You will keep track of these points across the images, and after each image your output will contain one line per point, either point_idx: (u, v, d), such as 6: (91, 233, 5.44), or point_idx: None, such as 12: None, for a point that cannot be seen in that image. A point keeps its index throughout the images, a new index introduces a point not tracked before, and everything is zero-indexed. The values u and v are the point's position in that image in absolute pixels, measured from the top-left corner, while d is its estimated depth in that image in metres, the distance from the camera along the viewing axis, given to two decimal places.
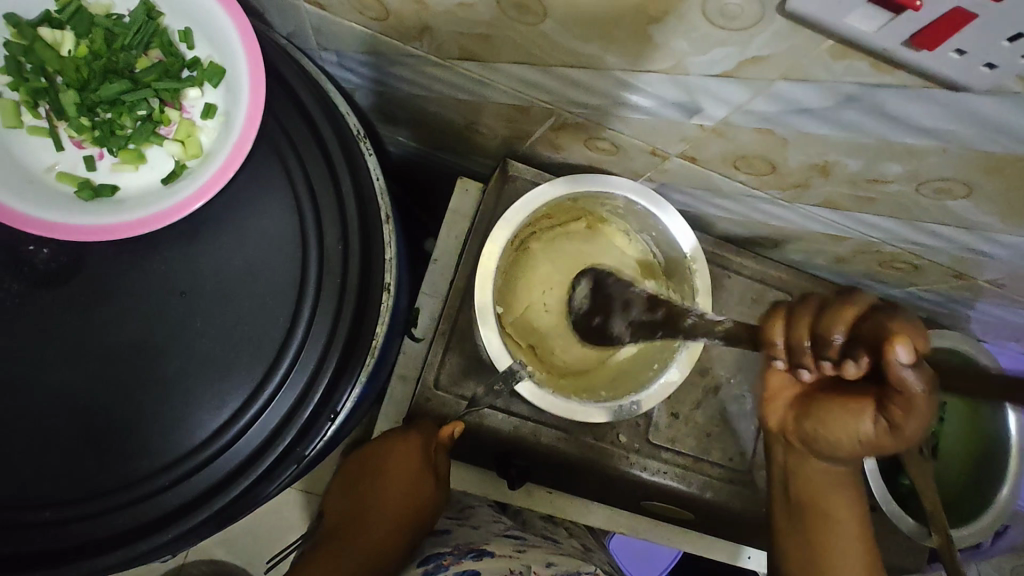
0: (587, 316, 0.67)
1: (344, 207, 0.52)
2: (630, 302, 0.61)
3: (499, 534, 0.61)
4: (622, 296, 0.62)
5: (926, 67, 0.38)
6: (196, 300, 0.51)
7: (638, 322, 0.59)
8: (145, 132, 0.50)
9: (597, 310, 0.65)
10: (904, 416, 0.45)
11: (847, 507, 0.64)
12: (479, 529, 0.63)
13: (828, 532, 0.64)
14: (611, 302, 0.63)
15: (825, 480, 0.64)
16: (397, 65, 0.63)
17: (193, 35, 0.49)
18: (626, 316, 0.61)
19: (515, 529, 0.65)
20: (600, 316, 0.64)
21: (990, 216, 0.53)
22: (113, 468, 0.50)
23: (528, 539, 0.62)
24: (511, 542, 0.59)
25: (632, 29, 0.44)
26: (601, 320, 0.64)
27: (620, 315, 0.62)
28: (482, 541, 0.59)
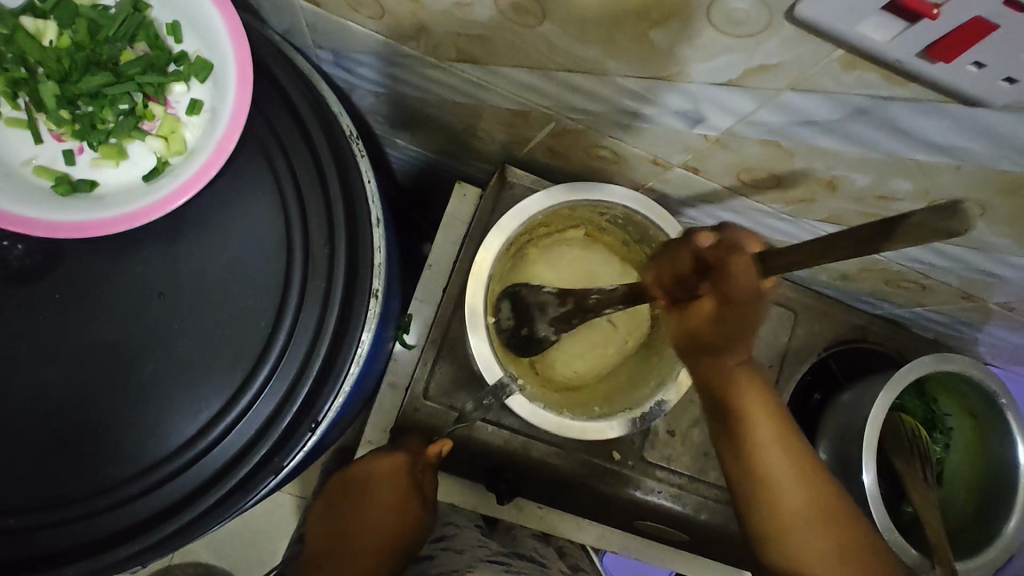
0: (517, 329, 0.66)
1: (332, 209, 0.50)
2: (546, 301, 0.65)
3: (484, 560, 0.57)
4: (541, 298, 0.65)
5: (941, 79, 0.36)
6: (176, 301, 0.50)
7: (569, 311, 0.63)
8: (127, 127, 0.48)
9: (522, 322, 0.66)
10: (742, 287, 0.38)
11: (777, 423, 0.46)
12: (464, 552, 0.59)
13: (754, 460, 0.46)
14: (529, 312, 0.65)
15: (746, 392, 0.45)
16: (394, 65, 0.62)
17: (181, 28, 0.48)
18: (552, 312, 0.65)
19: (500, 554, 0.61)
20: (526, 326, 0.66)
21: (1004, 237, 0.51)
22: (84, 474, 0.48)
23: (515, 566, 0.58)
24: (496, 568, 0.55)
25: (633, 33, 0.42)
26: (527, 331, 0.66)
27: (541, 318, 0.65)
28: (466, 565, 0.54)
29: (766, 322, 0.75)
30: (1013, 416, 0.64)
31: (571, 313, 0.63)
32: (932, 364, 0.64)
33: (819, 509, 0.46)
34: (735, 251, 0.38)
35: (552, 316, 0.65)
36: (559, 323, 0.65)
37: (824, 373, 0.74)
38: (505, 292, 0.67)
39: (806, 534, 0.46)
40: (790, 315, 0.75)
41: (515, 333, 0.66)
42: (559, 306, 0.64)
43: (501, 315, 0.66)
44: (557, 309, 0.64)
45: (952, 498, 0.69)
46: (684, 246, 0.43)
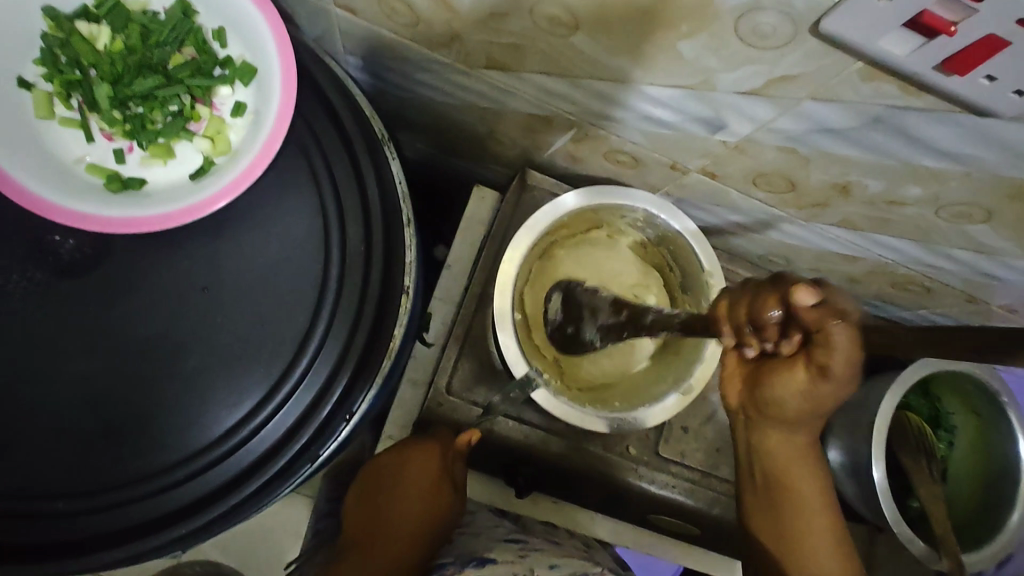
0: (562, 326, 0.66)
1: (369, 206, 0.52)
2: (595, 307, 0.62)
3: (500, 540, 0.61)
4: (589, 302, 0.63)
5: (953, 91, 0.38)
6: (218, 295, 0.52)
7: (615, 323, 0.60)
8: (176, 128, 0.50)
9: (569, 320, 0.65)
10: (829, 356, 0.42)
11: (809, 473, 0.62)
12: (481, 534, 0.63)
13: (786, 500, 0.63)
14: (579, 310, 0.64)
15: (788, 456, 0.61)
16: (423, 71, 0.64)
17: (226, 34, 0.50)
18: (594, 321, 0.62)
19: (516, 532, 0.64)
20: (572, 325, 0.65)
21: (1008, 241, 0.54)
22: (129, 460, 0.50)
23: (530, 542, 0.61)
24: (513, 547, 0.59)
25: (662, 44, 0.44)
26: (573, 330, 0.65)
27: (589, 323, 0.63)
28: (484, 548, 0.58)
29: None
30: (1014, 413, 0.67)
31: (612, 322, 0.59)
32: (936, 363, 0.66)
33: (839, 548, 0.63)
34: (831, 321, 0.37)
35: (598, 323, 0.62)
36: (606, 333, 0.61)
37: None
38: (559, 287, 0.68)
39: (814, 557, 0.62)
40: None
41: (563, 330, 0.67)
42: (607, 315, 0.60)
43: (552, 316, 0.68)
44: (608, 316, 0.60)
45: (956, 495, 0.71)
46: (768, 294, 0.37)
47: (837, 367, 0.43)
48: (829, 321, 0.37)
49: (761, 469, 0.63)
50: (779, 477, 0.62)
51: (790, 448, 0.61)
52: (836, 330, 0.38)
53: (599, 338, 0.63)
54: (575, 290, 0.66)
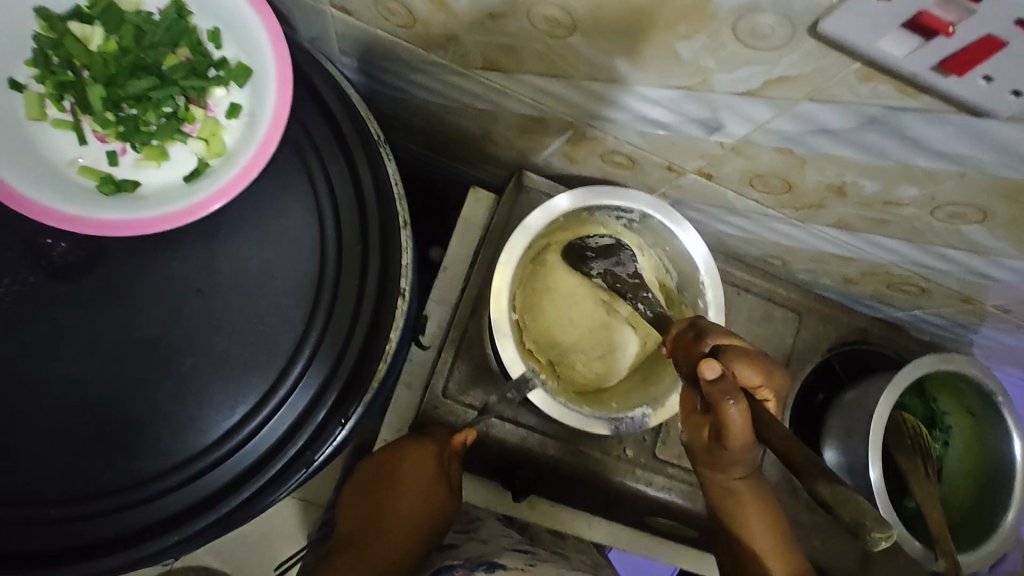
0: (584, 249, 0.70)
1: (365, 208, 0.52)
2: (623, 261, 0.71)
3: (509, 548, 0.60)
4: (624, 254, 0.71)
5: (950, 92, 0.38)
6: (213, 299, 0.51)
7: (623, 280, 0.70)
8: (170, 129, 0.50)
9: (598, 253, 0.71)
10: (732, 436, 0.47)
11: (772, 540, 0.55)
12: (490, 542, 0.62)
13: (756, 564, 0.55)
14: (614, 252, 0.71)
15: (738, 506, 0.55)
16: (418, 72, 0.64)
17: (221, 35, 0.50)
18: (612, 267, 0.70)
19: (524, 543, 0.64)
20: (595, 253, 0.70)
21: (1003, 241, 0.54)
22: (122, 465, 0.49)
23: (539, 552, 0.61)
24: (523, 556, 0.59)
25: (659, 44, 0.44)
26: (590, 256, 0.70)
27: (605, 260, 0.71)
28: (493, 553, 0.59)
29: (769, 323, 0.78)
30: (1008, 412, 0.67)
31: (622, 284, 0.70)
32: (931, 363, 0.66)
33: None
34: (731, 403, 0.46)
35: (611, 269, 0.70)
36: (609, 276, 0.70)
37: (827, 374, 0.77)
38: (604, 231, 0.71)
39: None
40: (793, 316, 0.79)
41: (581, 245, 0.70)
42: (626, 273, 0.70)
43: (589, 239, 0.71)
44: (627, 275, 0.70)
45: (951, 494, 0.72)
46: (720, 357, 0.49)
47: (734, 445, 0.48)
48: (738, 400, 0.46)
49: (717, 508, 0.57)
50: (734, 516, 0.56)
51: (743, 499, 0.55)
52: (730, 409, 0.46)
53: (601, 274, 0.70)
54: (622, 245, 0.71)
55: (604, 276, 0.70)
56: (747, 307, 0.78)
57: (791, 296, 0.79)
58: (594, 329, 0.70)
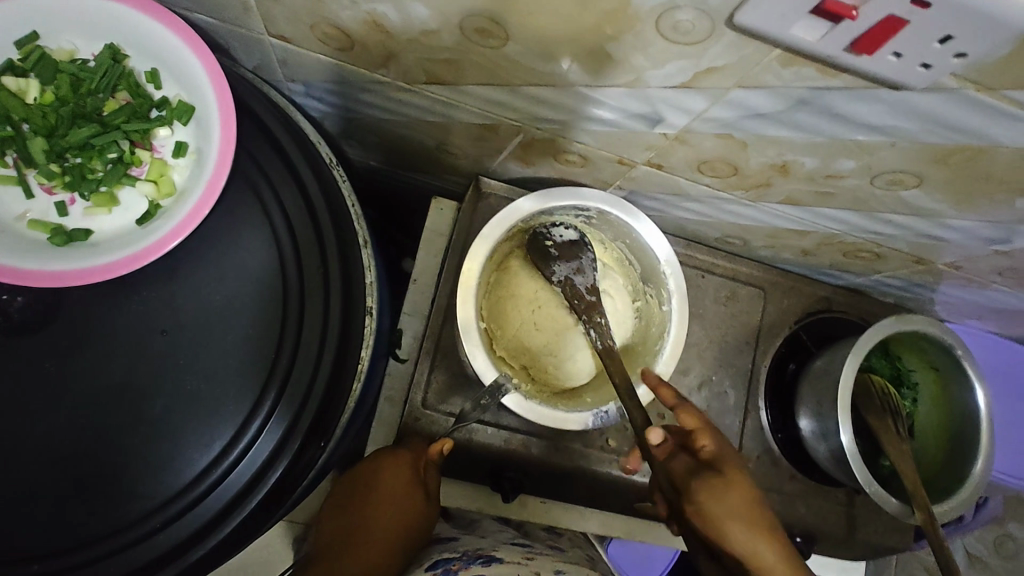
0: (548, 244, 0.70)
1: (322, 232, 0.52)
2: (584, 269, 0.70)
3: (506, 542, 0.62)
4: (585, 258, 0.70)
5: (867, 69, 0.40)
6: (179, 337, 0.52)
7: (580, 295, 0.69)
8: (117, 174, 0.50)
9: (561, 252, 0.70)
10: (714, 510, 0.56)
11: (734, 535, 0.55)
12: (487, 536, 0.64)
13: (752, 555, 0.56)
14: (577, 251, 0.70)
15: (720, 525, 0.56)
16: (365, 92, 0.64)
17: (160, 75, 0.51)
18: (571, 274, 0.69)
19: (522, 538, 0.66)
20: (556, 250, 0.69)
21: (942, 203, 0.56)
22: (103, 512, 0.50)
23: (535, 546, 0.63)
24: (519, 549, 0.60)
25: (591, 47, 0.46)
26: (551, 252, 0.69)
27: (568, 265, 0.69)
28: (490, 548, 0.59)
29: (736, 302, 0.80)
30: (969, 364, 0.70)
31: (579, 301, 0.69)
32: (890, 325, 0.68)
33: None
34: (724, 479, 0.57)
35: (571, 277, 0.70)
36: (568, 288, 0.69)
37: (796, 345, 0.79)
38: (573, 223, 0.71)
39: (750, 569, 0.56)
40: (758, 293, 0.80)
41: (543, 236, 0.70)
42: (584, 283, 0.69)
43: (553, 230, 0.70)
44: (584, 282, 0.70)
45: (924, 449, 0.75)
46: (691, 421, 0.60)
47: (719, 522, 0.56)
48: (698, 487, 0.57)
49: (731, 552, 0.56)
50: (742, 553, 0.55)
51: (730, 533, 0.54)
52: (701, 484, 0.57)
53: (562, 281, 0.70)
54: (585, 242, 0.70)
55: (563, 283, 0.70)
56: (712, 289, 0.80)
57: (755, 274, 0.81)
58: (561, 332, 0.71)
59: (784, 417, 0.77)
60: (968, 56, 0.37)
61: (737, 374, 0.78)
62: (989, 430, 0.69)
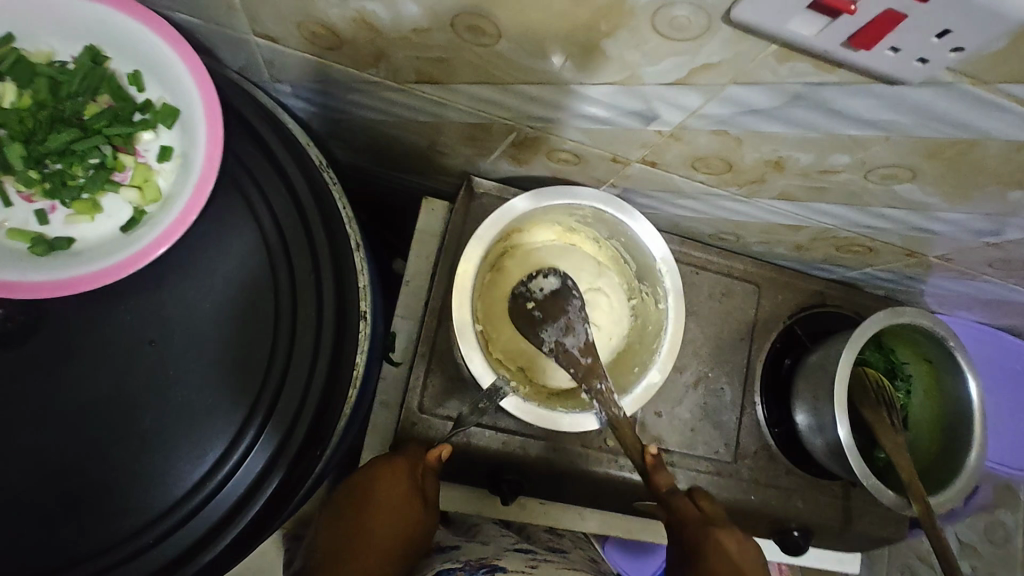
0: (531, 304, 0.70)
1: (314, 237, 0.51)
2: (573, 326, 0.68)
3: (508, 549, 0.62)
4: (572, 312, 0.68)
5: (863, 65, 0.40)
6: (168, 348, 0.50)
7: (577, 361, 0.66)
8: (100, 180, 0.49)
9: (545, 310, 0.69)
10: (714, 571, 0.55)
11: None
12: (490, 543, 0.64)
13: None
14: (562, 308, 0.69)
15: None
16: (354, 91, 0.63)
17: (142, 77, 0.49)
18: (561, 335, 0.68)
19: (523, 543, 0.66)
20: (540, 311, 0.69)
21: (935, 197, 0.56)
22: (94, 528, 0.48)
23: (539, 553, 0.62)
24: (522, 556, 0.60)
25: (585, 44, 0.45)
26: (536, 313, 0.69)
27: (556, 326, 0.68)
28: (493, 557, 0.58)
29: (730, 297, 0.80)
30: (962, 356, 0.70)
31: (576, 369, 0.66)
32: (884, 319, 0.68)
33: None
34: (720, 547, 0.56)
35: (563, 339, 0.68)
36: (561, 353, 0.67)
37: (791, 339, 0.79)
38: (552, 268, 0.70)
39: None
40: (753, 288, 0.80)
41: (525, 296, 0.70)
42: (575, 344, 0.67)
43: (534, 287, 0.70)
44: (575, 343, 0.67)
45: (918, 441, 0.75)
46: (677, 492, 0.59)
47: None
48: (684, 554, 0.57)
49: None
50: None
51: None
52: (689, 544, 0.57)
53: (553, 346, 0.68)
54: (570, 291, 0.69)
55: (553, 348, 0.68)
56: (706, 286, 0.79)
57: (749, 269, 0.80)
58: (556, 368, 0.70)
59: (781, 412, 0.77)
60: (965, 50, 0.37)
61: (733, 370, 0.78)
62: (982, 421, 0.69)
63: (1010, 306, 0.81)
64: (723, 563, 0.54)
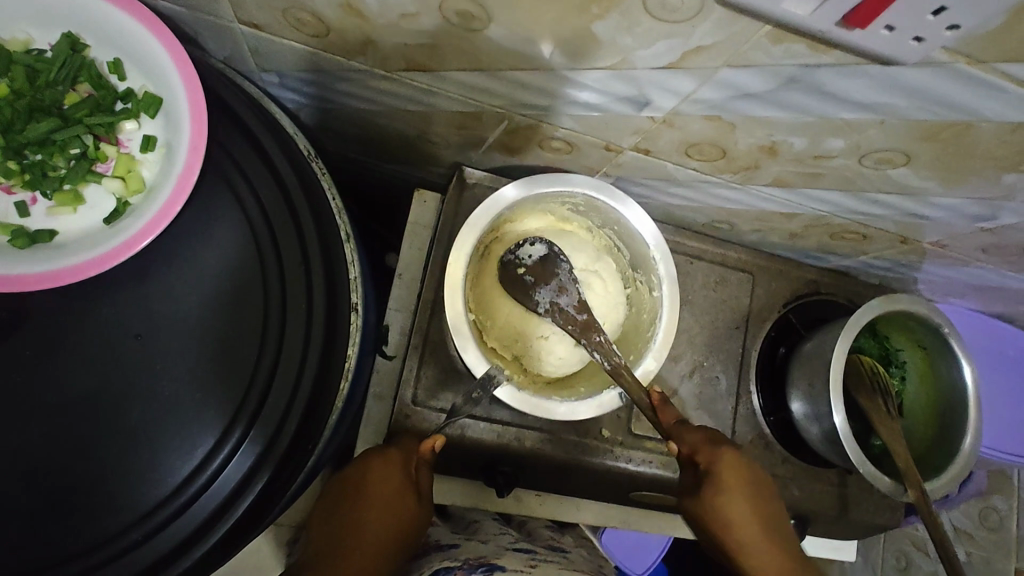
0: (521, 271, 0.68)
1: (302, 227, 0.50)
2: (565, 287, 0.68)
3: (508, 549, 0.61)
4: (562, 275, 0.68)
5: (859, 45, 0.39)
6: (155, 342, 0.49)
7: (574, 320, 0.67)
8: (82, 171, 0.48)
9: (535, 274, 0.68)
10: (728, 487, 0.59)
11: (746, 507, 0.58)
12: (489, 542, 0.63)
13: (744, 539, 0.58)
14: (552, 271, 0.68)
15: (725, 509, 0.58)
16: (343, 81, 0.62)
17: (123, 65, 0.48)
18: (555, 296, 0.68)
19: (522, 541, 0.65)
20: (531, 276, 0.68)
21: (930, 181, 0.56)
22: (81, 527, 0.48)
23: (539, 553, 0.62)
24: (521, 556, 0.59)
25: (577, 28, 0.44)
26: (528, 278, 0.68)
27: (549, 288, 0.68)
28: (492, 556, 0.58)
29: (725, 286, 0.79)
30: (956, 342, 0.70)
31: (573, 325, 0.67)
32: (878, 305, 0.68)
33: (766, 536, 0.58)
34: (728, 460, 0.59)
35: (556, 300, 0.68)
36: (556, 313, 0.67)
37: (785, 327, 0.79)
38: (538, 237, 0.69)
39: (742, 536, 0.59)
40: (747, 277, 0.80)
41: (514, 263, 0.69)
42: (570, 303, 0.67)
43: (523, 253, 0.69)
44: (569, 301, 0.67)
45: (912, 428, 0.75)
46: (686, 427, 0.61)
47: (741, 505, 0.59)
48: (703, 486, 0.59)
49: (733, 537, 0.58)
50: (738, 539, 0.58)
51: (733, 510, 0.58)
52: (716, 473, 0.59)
53: (547, 307, 0.68)
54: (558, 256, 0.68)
55: (549, 308, 0.68)
56: (701, 275, 0.79)
57: (743, 258, 0.80)
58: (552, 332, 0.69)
59: (776, 401, 0.77)
60: (961, 28, 0.36)
61: (728, 358, 0.78)
62: (977, 407, 0.69)
63: (1004, 292, 0.81)
64: (735, 481, 0.58)
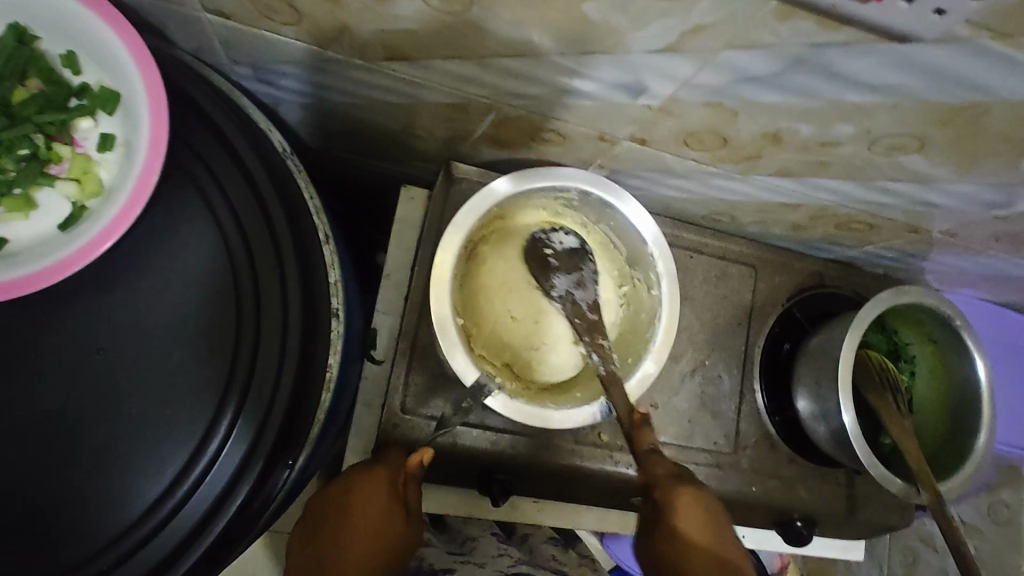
0: (548, 253, 0.66)
1: (276, 229, 0.47)
2: (584, 281, 0.66)
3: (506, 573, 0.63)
4: (586, 269, 0.66)
5: (873, 20, 0.36)
6: (120, 357, 0.46)
7: (583, 315, 0.65)
8: (33, 174, 0.44)
9: (561, 261, 0.66)
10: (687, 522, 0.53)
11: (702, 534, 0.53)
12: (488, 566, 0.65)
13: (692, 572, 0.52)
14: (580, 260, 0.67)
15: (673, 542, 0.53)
16: (320, 73, 0.59)
17: (77, 58, 0.45)
18: (571, 287, 0.66)
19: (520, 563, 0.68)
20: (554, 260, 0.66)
21: (942, 168, 0.53)
22: (45, 556, 0.44)
23: None
24: None
25: (567, 8, 0.41)
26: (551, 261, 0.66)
27: (568, 277, 0.66)
28: None
29: (726, 281, 0.76)
30: (968, 335, 0.67)
31: (580, 321, 0.65)
32: (886, 298, 0.65)
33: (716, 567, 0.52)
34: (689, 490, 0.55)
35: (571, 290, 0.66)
36: (568, 303, 0.66)
37: (789, 322, 0.76)
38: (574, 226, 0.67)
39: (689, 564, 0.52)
40: (750, 271, 0.77)
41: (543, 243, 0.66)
42: (585, 299, 0.66)
43: (553, 238, 0.67)
44: (586, 295, 0.66)
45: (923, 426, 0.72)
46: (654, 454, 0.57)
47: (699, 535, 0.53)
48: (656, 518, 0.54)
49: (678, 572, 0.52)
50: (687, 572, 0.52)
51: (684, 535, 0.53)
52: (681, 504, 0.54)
53: (562, 295, 0.66)
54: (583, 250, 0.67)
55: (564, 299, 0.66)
56: (702, 270, 0.75)
57: (746, 250, 0.77)
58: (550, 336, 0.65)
59: (781, 399, 0.75)
60: None
61: (731, 356, 0.75)
62: (991, 403, 0.67)
63: (1014, 281, 0.78)
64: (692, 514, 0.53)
